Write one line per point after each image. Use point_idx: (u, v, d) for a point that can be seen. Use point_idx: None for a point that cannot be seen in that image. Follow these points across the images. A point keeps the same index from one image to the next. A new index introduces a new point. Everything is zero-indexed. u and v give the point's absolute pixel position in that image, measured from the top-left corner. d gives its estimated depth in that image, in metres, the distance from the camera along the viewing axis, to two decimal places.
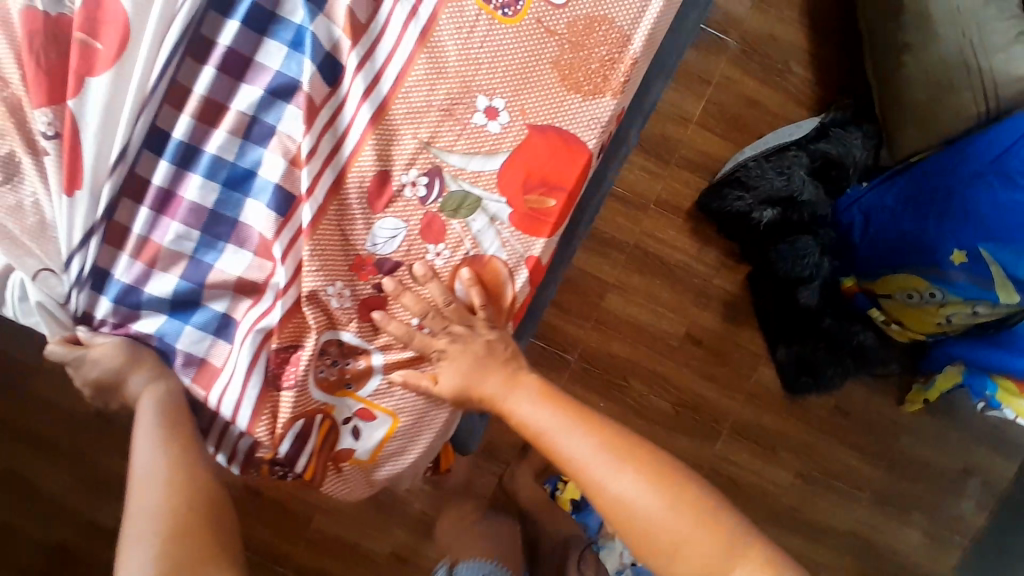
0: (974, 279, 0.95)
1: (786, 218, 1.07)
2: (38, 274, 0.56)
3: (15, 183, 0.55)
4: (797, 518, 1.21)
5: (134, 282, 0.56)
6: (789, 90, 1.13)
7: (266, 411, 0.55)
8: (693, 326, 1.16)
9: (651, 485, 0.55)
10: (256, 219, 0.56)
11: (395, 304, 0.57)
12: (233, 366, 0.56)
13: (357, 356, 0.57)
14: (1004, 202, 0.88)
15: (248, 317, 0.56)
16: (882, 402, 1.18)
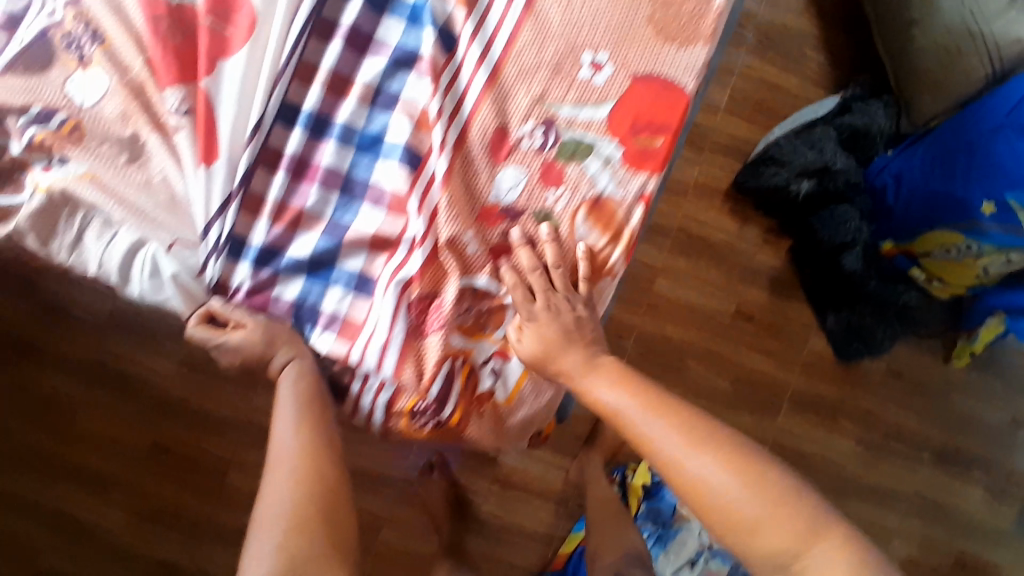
0: (1006, 228, 0.99)
1: (822, 188, 1.12)
2: (173, 246, 0.58)
3: (143, 162, 0.58)
4: (862, 484, 1.22)
5: (274, 245, 0.58)
6: (806, 73, 1.21)
7: (414, 357, 0.58)
8: (742, 303, 1.20)
9: (724, 463, 0.56)
10: (386, 178, 0.59)
11: (520, 249, 0.61)
12: (375, 319, 0.58)
13: (489, 300, 0.61)
14: (1022, 151, 0.93)
15: (386, 271, 0.59)
16: (929, 361, 1.22)
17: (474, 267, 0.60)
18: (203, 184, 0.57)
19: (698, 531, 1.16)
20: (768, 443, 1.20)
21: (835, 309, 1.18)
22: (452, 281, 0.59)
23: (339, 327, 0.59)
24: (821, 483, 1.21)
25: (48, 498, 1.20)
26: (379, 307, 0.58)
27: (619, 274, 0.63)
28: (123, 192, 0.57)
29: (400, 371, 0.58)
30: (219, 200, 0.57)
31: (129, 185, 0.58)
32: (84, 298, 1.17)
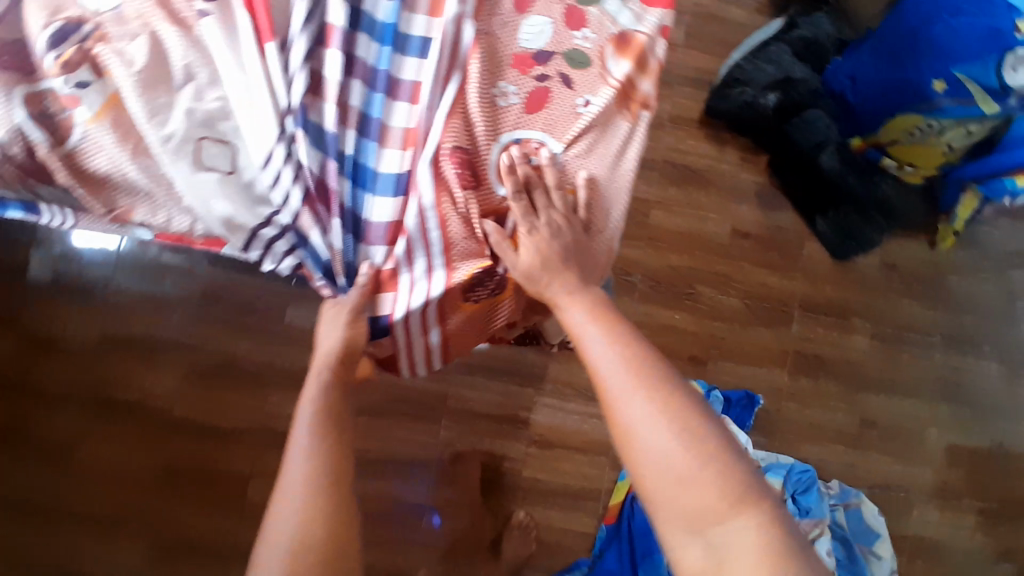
0: (958, 101, 1.08)
1: (787, 99, 1.19)
2: (203, 140, 0.59)
3: (167, 58, 0.58)
4: (884, 378, 1.25)
5: (325, 128, 0.59)
6: (748, 5, 1.29)
7: (446, 195, 0.60)
8: (736, 221, 1.23)
9: (663, 416, 0.58)
10: (408, 69, 0.61)
11: (559, 93, 0.63)
12: (418, 176, 0.59)
13: (537, 149, 0.62)
14: (958, 28, 1.03)
15: (430, 143, 0.59)
16: (919, 248, 1.27)
17: (512, 114, 0.62)
18: (256, 67, 0.58)
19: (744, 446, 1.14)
20: (790, 353, 1.22)
21: (823, 211, 1.22)
22: (501, 134, 0.61)
23: (386, 235, 0.62)
24: (845, 383, 1.24)
25: (43, 557, 1.07)
26: (422, 163, 0.59)
27: (651, 105, 0.66)
28: (156, 92, 0.58)
29: (447, 216, 0.60)
30: (281, 81, 0.58)
31: (158, 84, 0.58)
32: (72, 324, 1.10)
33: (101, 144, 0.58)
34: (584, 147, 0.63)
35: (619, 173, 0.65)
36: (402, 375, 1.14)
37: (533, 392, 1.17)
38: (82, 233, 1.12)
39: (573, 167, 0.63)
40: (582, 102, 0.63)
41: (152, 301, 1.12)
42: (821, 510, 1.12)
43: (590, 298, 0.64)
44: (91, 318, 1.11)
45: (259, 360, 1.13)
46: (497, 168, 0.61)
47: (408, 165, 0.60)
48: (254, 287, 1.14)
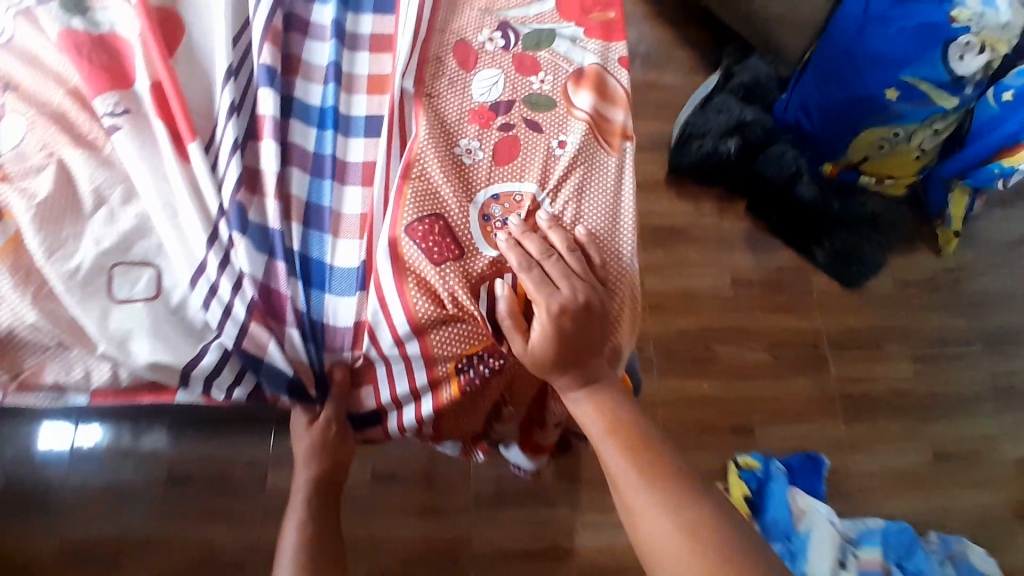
0: (915, 103, 1.08)
1: (747, 141, 1.15)
2: (116, 267, 0.48)
3: (73, 183, 0.49)
4: (940, 401, 1.13)
5: (264, 225, 0.49)
6: (681, 69, 1.30)
7: (411, 276, 0.48)
8: (734, 271, 1.15)
9: (684, 538, 0.49)
10: (356, 151, 0.53)
11: (529, 139, 0.55)
12: (382, 257, 0.48)
13: (519, 198, 0.53)
14: (893, 36, 1.03)
15: (387, 215, 0.50)
16: (925, 257, 1.20)
17: (482, 171, 0.53)
18: (179, 175, 0.49)
19: (827, 518, 0.98)
20: (835, 397, 1.10)
21: (820, 242, 1.16)
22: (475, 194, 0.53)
23: (354, 340, 0.50)
24: (902, 415, 1.11)
25: None
26: (383, 241, 0.49)
27: (632, 136, 0.58)
28: (57, 223, 0.48)
29: (425, 297, 0.48)
30: (213, 198, 0.49)
31: (62, 213, 0.48)
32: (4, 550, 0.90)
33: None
34: (574, 191, 0.54)
35: (619, 214, 0.55)
36: (417, 524, 0.96)
37: (570, 512, 0.99)
38: (49, 438, 0.95)
39: (567, 217, 0.53)
40: (557, 143, 0.55)
41: (103, 499, 0.93)
42: (935, 573, 0.94)
43: (600, 398, 0.55)
44: (27, 537, 0.90)
45: (241, 546, 0.94)
46: (481, 230, 0.51)
47: (366, 252, 0.50)
48: (226, 458, 0.97)
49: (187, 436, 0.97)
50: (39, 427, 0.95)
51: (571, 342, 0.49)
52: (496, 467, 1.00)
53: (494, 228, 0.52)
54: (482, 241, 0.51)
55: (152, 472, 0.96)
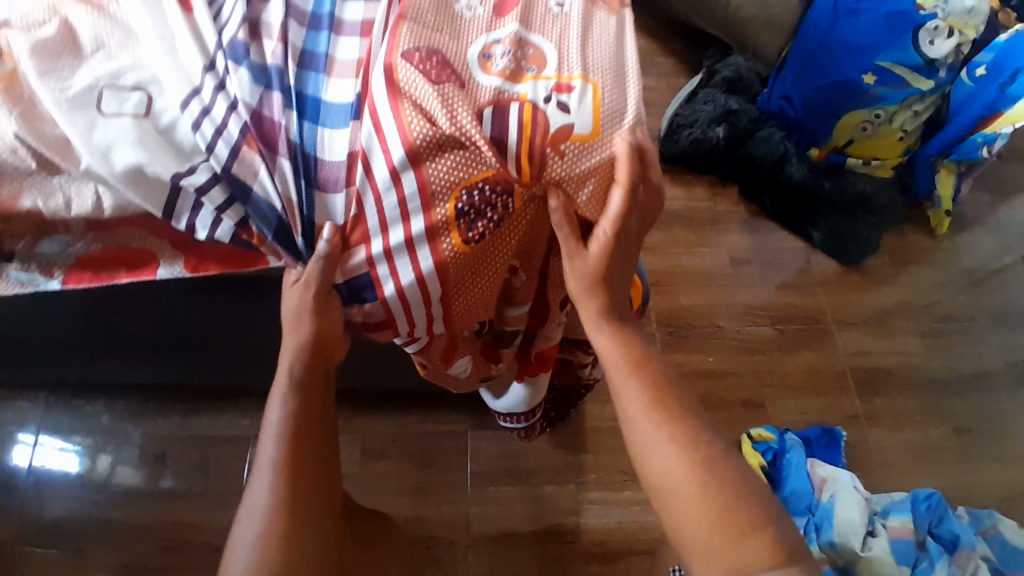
0: (893, 87, 1.08)
1: (735, 128, 1.17)
2: (109, 91, 0.51)
3: (77, 30, 0.53)
4: (952, 374, 1.10)
5: (263, 62, 0.51)
6: (666, 69, 1.34)
7: (406, 98, 0.50)
8: (731, 251, 1.15)
9: (686, 462, 0.54)
10: (352, 11, 0.54)
11: (529, 2, 0.56)
12: (378, 84, 0.50)
13: (524, 48, 0.54)
14: (865, 26, 1.06)
15: (383, 50, 0.51)
16: (917, 236, 1.22)
17: (481, 25, 0.54)
18: (179, 21, 0.52)
19: (852, 486, 0.92)
20: (846, 370, 1.08)
21: (814, 224, 1.16)
22: (474, 37, 0.53)
23: (347, 174, 0.51)
24: (915, 388, 1.08)
25: None
26: (380, 69, 0.50)
27: (626, 10, 0.61)
28: (56, 57, 0.51)
29: (422, 120, 0.49)
30: (212, 33, 0.52)
31: (61, 48, 0.52)
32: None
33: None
34: (572, 44, 0.55)
35: (619, 63, 0.56)
36: (416, 501, 0.90)
37: (575, 489, 0.92)
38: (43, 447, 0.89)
39: (564, 61, 0.54)
40: (553, 3, 0.57)
41: (77, 482, 0.88)
42: (970, 538, 0.88)
43: (624, 334, 0.59)
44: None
45: (222, 527, 0.87)
46: (478, 66, 0.52)
47: (361, 83, 0.51)
48: (207, 432, 0.92)
49: (165, 414, 0.92)
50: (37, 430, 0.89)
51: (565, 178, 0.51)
52: (496, 443, 0.94)
53: (492, 64, 0.52)
54: (480, 74, 0.52)
55: (125, 451, 0.90)
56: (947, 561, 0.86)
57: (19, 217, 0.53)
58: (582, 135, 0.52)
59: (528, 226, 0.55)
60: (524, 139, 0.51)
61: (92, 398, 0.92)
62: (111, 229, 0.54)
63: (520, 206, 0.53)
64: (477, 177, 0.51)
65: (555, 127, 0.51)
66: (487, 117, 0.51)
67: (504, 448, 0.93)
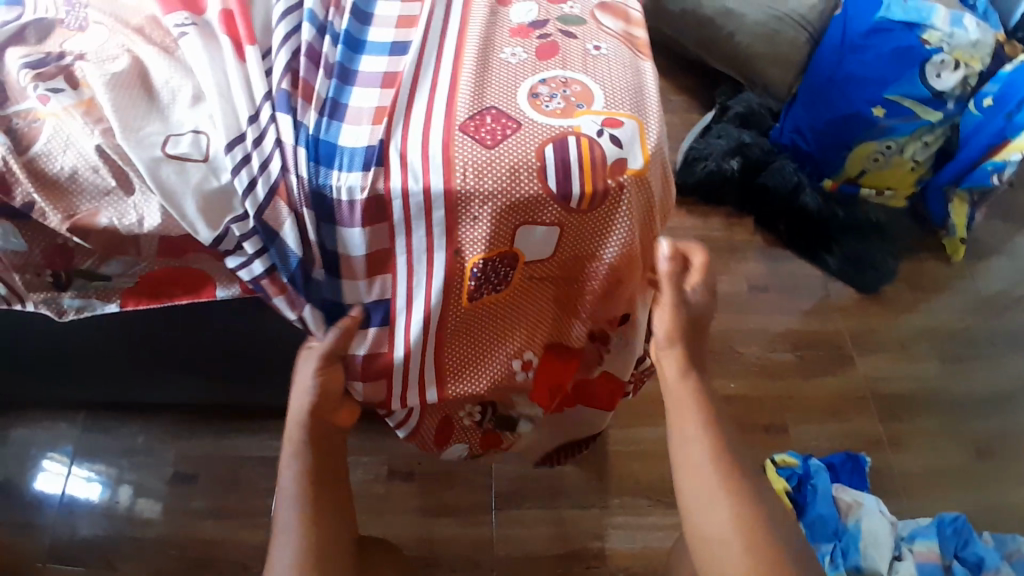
0: (903, 119, 1.12)
1: (750, 161, 1.21)
2: (171, 136, 0.54)
3: (149, 74, 0.57)
4: (974, 400, 1.11)
5: (326, 106, 0.55)
6: (680, 106, 1.39)
7: (457, 150, 0.53)
8: (749, 279, 1.18)
9: (733, 521, 0.57)
10: (374, 63, 0.59)
11: (565, 48, 0.61)
12: (433, 139, 0.54)
13: (570, 85, 0.58)
14: (874, 61, 1.10)
15: (438, 102, 0.56)
16: (934, 263, 1.24)
17: (526, 68, 0.59)
18: (235, 69, 0.56)
19: (878, 510, 0.92)
20: (866, 396, 1.08)
21: (830, 250, 1.19)
22: (524, 79, 0.58)
23: (362, 214, 0.54)
24: (938, 412, 1.09)
25: None
26: (437, 125, 0.54)
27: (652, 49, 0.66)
28: (129, 95, 0.56)
29: (469, 190, 0.53)
30: (260, 83, 0.56)
31: (129, 85, 0.56)
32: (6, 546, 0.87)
33: (69, 141, 0.54)
34: (604, 83, 0.59)
35: (642, 96, 0.59)
36: (441, 522, 0.91)
37: (599, 511, 0.93)
38: (81, 477, 0.91)
39: (612, 100, 0.58)
40: (591, 46, 0.62)
41: (112, 507, 0.90)
42: (997, 562, 0.89)
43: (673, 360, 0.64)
44: (29, 535, 0.88)
45: (248, 547, 0.88)
46: (529, 105, 0.57)
47: (384, 131, 0.54)
48: (234, 454, 0.94)
49: (195, 436, 0.95)
50: (75, 460, 0.92)
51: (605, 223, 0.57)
52: (520, 466, 0.95)
53: (541, 103, 0.57)
54: (531, 111, 0.56)
55: (158, 473, 0.92)
56: None
57: (99, 236, 0.56)
58: (635, 170, 0.56)
59: (529, 302, 0.61)
60: (586, 185, 0.54)
61: (126, 419, 0.95)
62: (181, 254, 0.58)
63: (519, 276, 0.59)
64: (494, 254, 0.56)
65: (612, 163, 0.55)
66: (531, 187, 0.54)
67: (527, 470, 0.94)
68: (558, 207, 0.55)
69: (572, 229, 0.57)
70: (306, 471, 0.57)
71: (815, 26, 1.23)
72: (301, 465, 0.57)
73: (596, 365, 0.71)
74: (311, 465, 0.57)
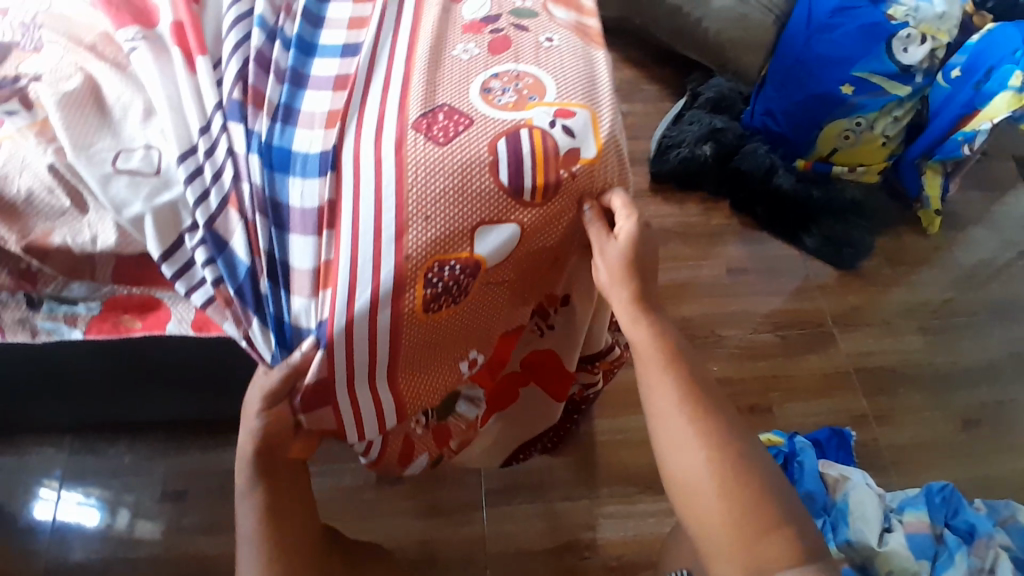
0: (871, 95, 1.13)
1: (722, 145, 1.22)
2: (124, 152, 0.55)
3: (103, 92, 0.57)
4: (959, 369, 1.12)
5: (277, 113, 0.56)
6: (653, 95, 1.39)
7: (410, 148, 0.53)
8: (729, 262, 1.18)
9: (709, 463, 0.57)
10: (327, 66, 0.59)
11: (518, 41, 0.61)
12: (383, 140, 0.54)
13: (522, 79, 0.59)
14: (839, 39, 1.10)
15: (390, 102, 0.56)
16: (911, 236, 1.25)
17: (478, 63, 0.59)
18: (185, 81, 0.56)
19: (866, 483, 0.93)
20: (851, 371, 1.09)
21: (807, 229, 1.19)
22: (476, 74, 0.58)
23: (318, 220, 0.53)
24: (923, 384, 1.09)
25: None
26: (389, 127, 0.54)
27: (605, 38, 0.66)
28: (82, 112, 0.55)
29: (424, 189, 0.53)
30: (211, 93, 0.56)
31: (79, 101, 0.56)
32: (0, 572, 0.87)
33: (22, 163, 0.54)
34: (557, 75, 0.59)
35: (592, 84, 0.60)
36: (433, 522, 0.91)
37: (589, 503, 0.93)
38: (70, 499, 0.91)
39: (565, 90, 0.58)
40: (544, 38, 0.62)
41: (104, 527, 0.90)
42: (988, 527, 0.89)
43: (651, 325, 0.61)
44: (21, 559, 0.87)
45: None
46: (481, 100, 0.57)
47: (338, 135, 0.55)
48: (224, 466, 0.94)
49: (184, 451, 0.95)
50: (63, 483, 0.92)
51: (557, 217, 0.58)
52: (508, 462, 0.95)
53: (493, 98, 0.57)
54: (483, 106, 0.56)
55: (149, 490, 0.92)
56: (966, 552, 0.87)
57: (58, 257, 0.57)
58: (588, 159, 0.57)
59: (479, 303, 0.60)
60: (538, 179, 0.55)
61: (113, 439, 0.95)
62: (139, 280, 0.60)
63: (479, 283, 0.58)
64: (450, 257, 0.54)
65: (565, 154, 0.56)
66: (485, 181, 0.54)
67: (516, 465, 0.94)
68: (515, 201, 0.55)
69: (529, 224, 0.56)
70: (261, 503, 0.59)
71: (782, 8, 1.23)
72: (256, 498, 0.59)
73: (535, 341, 0.72)
74: (268, 540, 0.58)
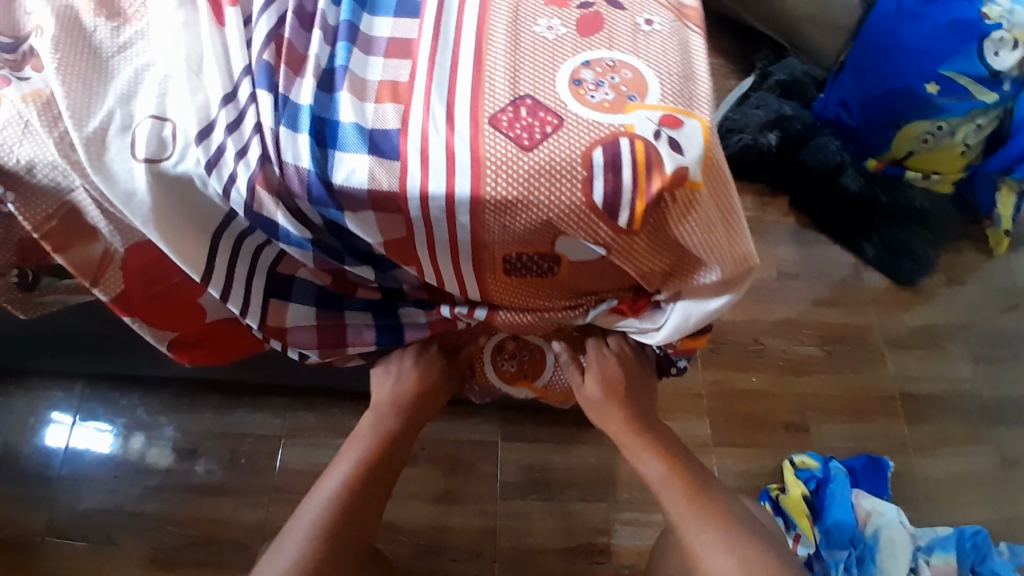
0: (959, 97, 1.02)
1: (788, 136, 1.12)
2: (133, 117, 0.46)
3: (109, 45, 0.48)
4: (1009, 405, 1.05)
5: (320, 87, 0.46)
6: (717, 70, 1.28)
7: (486, 147, 0.44)
8: (779, 265, 1.11)
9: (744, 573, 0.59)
10: (381, 26, 0.50)
11: (614, 23, 0.51)
12: (458, 133, 0.45)
13: (620, 69, 0.48)
14: (930, 30, 0.99)
15: (461, 90, 0.46)
16: (976, 257, 1.17)
17: (567, 43, 0.49)
18: (210, 35, 0.47)
19: (897, 520, 0.89)
20: (895, 397, 1.03)
21: (867, 236, 1.11)
22: (564, 60, 0.48)
23: (370, 204, 0.46)
24: (968, 419, 1.03)
25: None
26: (462, 116, 0.45)
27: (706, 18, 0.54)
28: (80, 71, 0.47)
29: (499, 195, 0.45)
30: (240, 53, 0.47)
31: (86, 67, 0.47)
32: (6, 513, 0.85)
33: (25, 131, 0.46)
34: (656, 69, 0.48)
35: (687, 68, 0.49)
36: (443, 509, 0.88)
37: (606, 506, 0.89)
38: (78, 447, 0.88)
39: (669, 89, 0.47)
40: (644, 19, 0.51)
41: (110, 479, 0.87)
42: None
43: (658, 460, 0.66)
44: (25, 503, 0.86)
45: (247, 526, 0.86)
46: (571, 94, 0.47)
47: (403, 119, 0.45)
48: (236, 430, 0.91)
49: (195, 410, 0.91)
50: (76, 429, 0.89)
51: (653, 241, 0.48)
52: (528, 456, 0.91)
53: (585, 93, 0.47)
54: (573, 102, 0.46)
55: (158, 445, 0.89)
56: None
57: (75, 252, 0.51)
58: (693, 184, 0.45)
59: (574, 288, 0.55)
60: (638, 191, 0.44)
61: (126, 388, 0.92)
62: (160, 280, 0.54)
63: (565, 271, 0.52)
64: (530, 250, 0.50)
65: (671, 175, 0.44)
66: (571, 197, 0.45)
67: (535, 460, 0.91)
68: (603, 223, 0.46)
69: (618, 245, 0.48)
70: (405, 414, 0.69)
71: None
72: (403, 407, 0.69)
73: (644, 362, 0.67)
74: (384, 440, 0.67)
